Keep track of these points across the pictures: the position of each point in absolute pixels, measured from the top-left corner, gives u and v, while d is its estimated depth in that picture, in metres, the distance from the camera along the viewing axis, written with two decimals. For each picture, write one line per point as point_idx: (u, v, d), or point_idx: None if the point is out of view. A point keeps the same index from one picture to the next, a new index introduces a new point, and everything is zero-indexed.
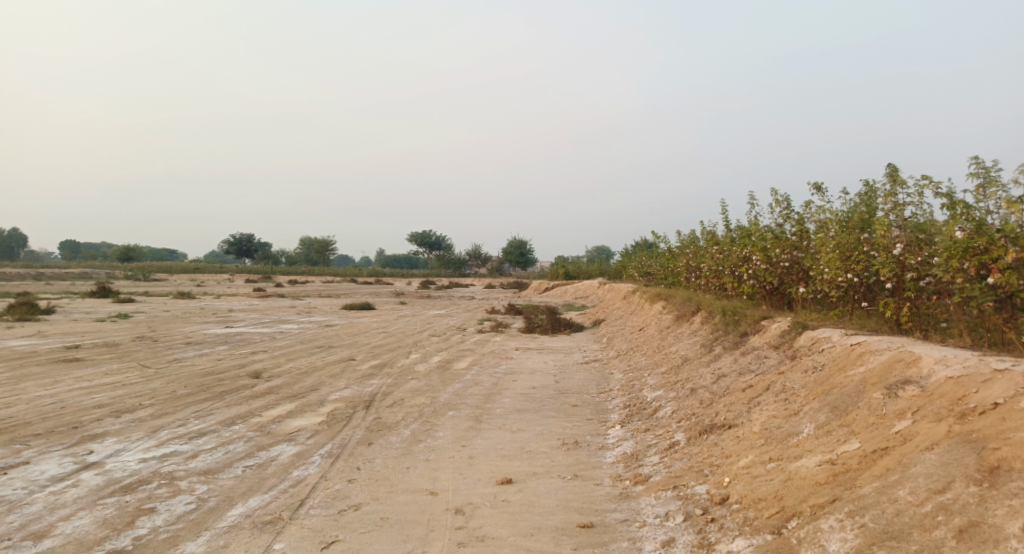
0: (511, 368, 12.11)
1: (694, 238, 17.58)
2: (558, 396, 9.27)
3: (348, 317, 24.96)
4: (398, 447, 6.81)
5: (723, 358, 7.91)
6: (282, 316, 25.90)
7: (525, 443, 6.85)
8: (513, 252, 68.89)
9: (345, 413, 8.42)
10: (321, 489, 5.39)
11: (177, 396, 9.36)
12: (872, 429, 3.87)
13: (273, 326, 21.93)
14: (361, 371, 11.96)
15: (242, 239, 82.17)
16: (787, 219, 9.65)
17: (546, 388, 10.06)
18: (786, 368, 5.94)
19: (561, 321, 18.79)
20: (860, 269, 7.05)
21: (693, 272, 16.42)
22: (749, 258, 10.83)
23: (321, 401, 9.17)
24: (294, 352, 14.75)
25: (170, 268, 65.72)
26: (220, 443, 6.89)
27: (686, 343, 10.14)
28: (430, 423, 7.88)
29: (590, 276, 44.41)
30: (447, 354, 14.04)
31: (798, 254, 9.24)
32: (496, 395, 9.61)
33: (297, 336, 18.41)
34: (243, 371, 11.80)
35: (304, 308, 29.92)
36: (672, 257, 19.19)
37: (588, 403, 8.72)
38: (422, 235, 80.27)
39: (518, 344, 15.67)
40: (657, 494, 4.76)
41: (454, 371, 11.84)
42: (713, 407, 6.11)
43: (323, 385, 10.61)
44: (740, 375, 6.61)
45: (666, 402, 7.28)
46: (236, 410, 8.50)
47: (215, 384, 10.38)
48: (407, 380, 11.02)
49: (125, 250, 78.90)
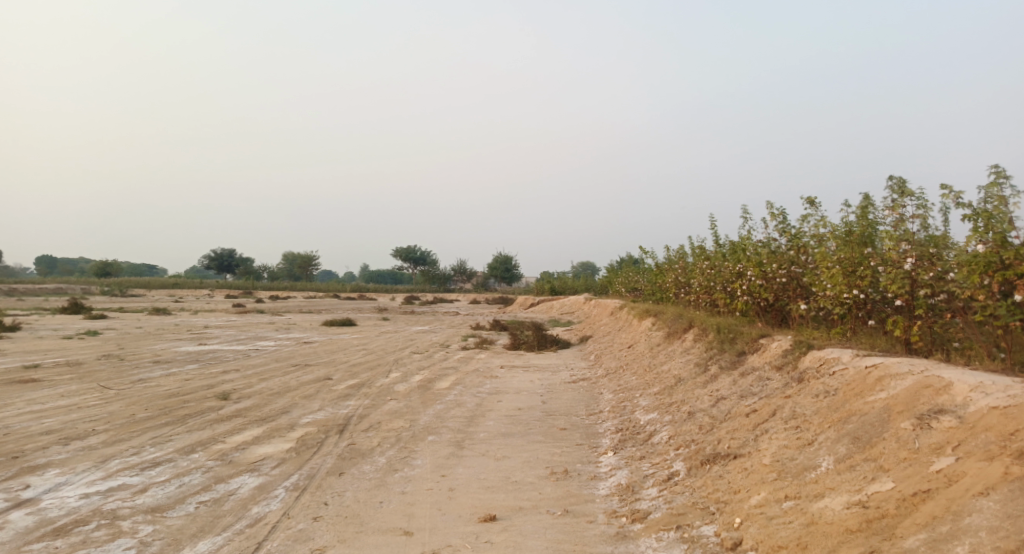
0: (495, 388, 11.55)
1: (683, 253, 17.23)
2: (545, 419, 8.75)
3: (328, 334, 24.26)
4: (372, 478, 6.25)
5: (720, 379, 7.45)
6: (259, 332, 25.12)
7: (510, 472, 6.31)
8: (499, 267, 68.61)
9: (317, 439, 7.83)
10: (281, 530, 4.83)
11: (136, 420, 8.71)
12: (906, 466, 3.41)
13: (249, 343, 21.22)
14: (337, 392, 11.35)
15: (222, 253, 80.91)
16: (783, 232, 9.28)
17: (533, 409, 9.54)
18: (793, 391, 5.48)
19: (547, 337, 18.28)
20: (865, 286, 6.67)
21: (682, 288, 16.04)
22: (743, 273, 10.44)
23: (291, 426, 8.56)
24: (267, 371, 14.09)
25: (149, 283, 64.59)
26: (175, 474, 6.28)
27: (679, 362, 9.67)
28: (408, 450, 7.32)
29: (576, 292, 44.11)
30: (429, 372, 13.45)
31: (796, 270, 8.87)
32: (479, 418, 9.06)
33: (273, 354, 17.71)
34: (211, 392, 11.14)
35: (284, 324, 29.15)
36: (660, 272, 18.81)
37: (577, 427, 8.20)
38: (410, 251, 79.63)
39: (502, 362, 15.12)
40: (658, 535, 4.24)
41: (436, 392, 11.26)
42: (714, 433, 5.63)
43: (295, 407, 9.99)
44: (742, 398, 6.14)
45: (661, 427, 6.79)
46: (197, 437, 7.87)
47: (178, 407, 9.72)
48: (386, 401, 10.43)
49: (102, 264, 77.38)
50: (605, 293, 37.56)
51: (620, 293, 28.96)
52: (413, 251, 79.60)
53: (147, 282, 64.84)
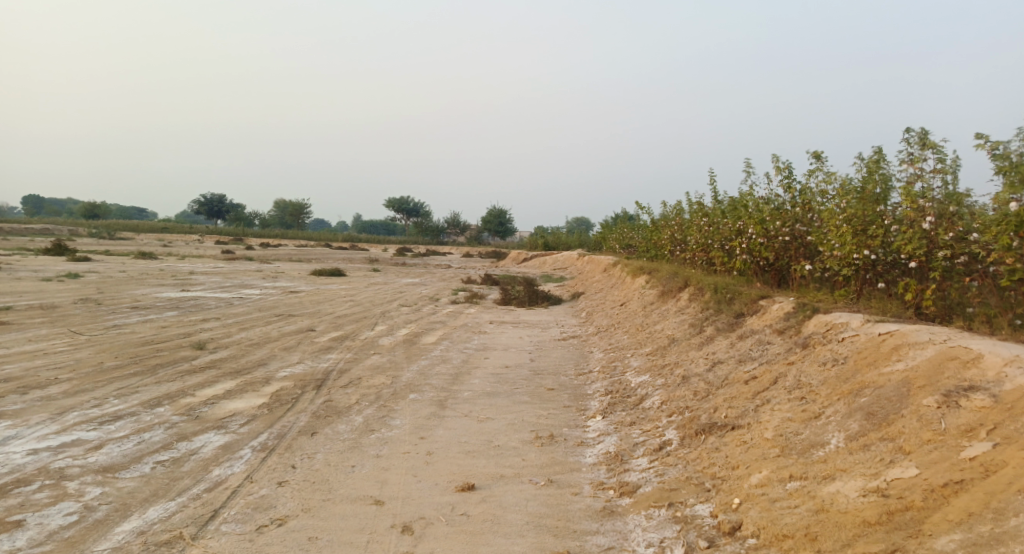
0: (482, 345, 11.19)
1: (680, 209, 16.75)
2: (533, 379, 8.41)
3: (316, 283, 23.83)
4: (345, 439, 5.89)
5: (716, 341, 7.08)
6: (245, 280, 24.64)
7: (493, 436, 5.96)
8: (492, 221, 67.95)
9: (292, 394, 7.46)
10: (242, 495, 4.47)
11: (103, 369, 8.29)
12: (931, 449, 3.04)
13: (233, 290, 20.76)
14: (319, 344, 10.96)
15: (211, 199, 79.63)
16: (789, 188, 8.82)
17: (520, 368, 9.19)
18: (797, 357, 5.10)
19: (538, 293, 17.90)
20: (876, 246, 6.25)
21: (677, 246, 15.62)
22: (743, 230, 10.01)
23: (266, 380, 8.18)
24: (248, 320, 13.68)
25: (136, 226, 63.70)
26: (135, 430, 5.88)
27: (674, 322, 9.29)
28: (387, 409, 6.96)
29: (569, 247, 43.68)
30: (416, 326, 13.07)
31: (800, 228, 8.45)
32: (464, 376, 8.70)
33: (256, 302, 17.27)
34: (186, 341, 10.74)
35: (271, 273, 28.68)
36: (655, 229, 18.34)
37: (565, 387, 7.86)
38: (402, 201, 78.51)
39: (492, 317, 14.76)
40: (648, 513, 3.89)
41: (421, 347, 10.89)
42: (710, 401, 5.26)
43: (273, 359, 9.61)
44: (740, 363, 5.76)
45: (653, 391, 6.43)
46: (165, 389, 7.48)
47: (150, 357, 9.32)
48: (368, 355, 10.06)
49: (89, 206, 76.19)
50: (599, 249, 37.11)
51: (615, 249, 28.53)
52: (406, 202, 78.53)
53: (135, 225, 63.87)
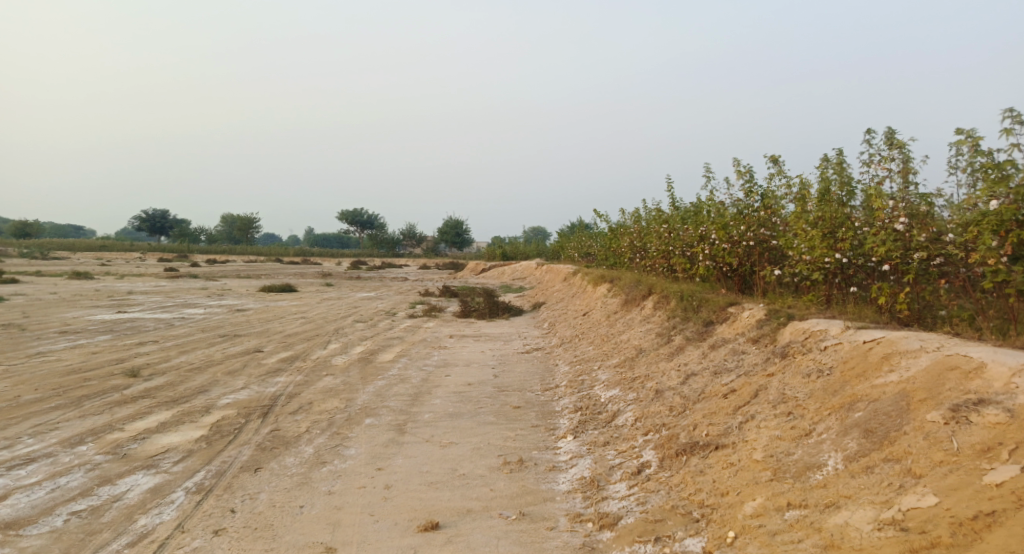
0: (442, 361, 10.70)
1: (639, 216, 16.60)
2: (497, 397, 7.98)
3: (266, 300, 22.90)
4: (293, 474, 5.34)
5: (687, 352, 6.79)
6: (189, 299, 23.51)
7: (457, 463, 5.51)
8: (448, 232, 67.33)
9: (234, 424, 6.85)
10: (169, 550, 3.91)
11: (20, 405, 7.53)
12: (946, 473, 2.75)
13: (176, 310, 19.72)
14: (267, 366, 10.30)
15: (155, 215, 76.69)
16: (752, 192, 8.66)
17: (483, 385, 8.74)
18: (777, 368, 4.79)
19: (498, 304, 17.48)
20: (846, 249, 6.06)
21: (638, 253, 15.45)
22: (706, 236, 9.81)
23: (207, 409, 7.53)
24: (190, 342, 12.87)
25: (73, 246, 60.84)
26: (50, 475, 5.22)
27: (641, 332, 9.00)
28: (341, 436, 6.42)
29: (527, 257, 43.43)
30: (372, 343, 12.50)
31: (764, 232, 8.28)
32: (424, 396, 8.21)
33: (200, 322, 16.37)
34: (119, 369, 9.95)
35: (218, 290, 27.53)
36: (614, 236, 18.16)
37: (532, 405, 7.45)
38: (355, 213, 77.12)
39: (451, 331, 14.27)
40: (633, 550, 3.50)
41: (377, 365, 10.34)
42: (689, 417, 4.93)
43: (216, 385, 8.94)
44: (717, 374, 5.45)
45: (626, 406, 6.08)
46: (89, 424, 6.78)
47: (76, 388, 8.55)
48: (321, 377, 9.47)
49: (22, 226, 72.43)
50: (557, 258, 36.94)
51: (573, 258, 28.35)
52: (360, 214, 77.21)
53: (73, 245, 60.87)
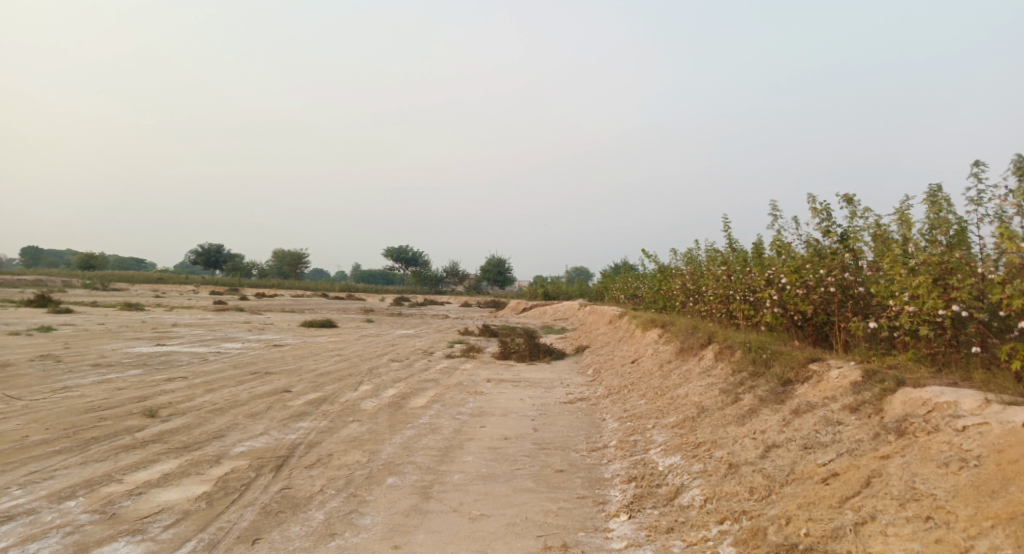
0: (478, 409, 9.82)
1: (693, 257, 15.62)
2: (537, 456, 7.07)
3: (304, 336, 22.52)
4: (295, 550, 4.53)
5: (761, 416, 5.80)
6: (229, 332, 23.30)
7: (487, 545, 4.60)
8: (490, 272, 66.76)
9: (242, 479, 6.11)
10: None
11: (22, 448, 6.99)
12: None
13: (213, 344, 19.41)
14: (292, 409, 9.61)
15: (209, 249, 78.70)
16: (832, 232, 7.68)
17: (521, 440, 7.84)
18: (893, 448, 3.79)
19: (540, 346, 16.56)
20: (965, 300, 5.08)
21: (691, 297, 14.46)
22: (774, 280, 8.82)
23: (217, 458, 6.83)
24: (219, 380, 12.34)
25: (130, 276, 63.00)
26: (21, 540, 4.57)
27: (701, 388, 7.99)
28: (357, 500, 5.60)
29: (569, 297, 42.50)
30: (405, 386, 11.75)
31: (849, 277, 7.29)
32: (455, 451, 7.34)
33: (234, 358, 15.93)
34: (138, 407, 9.40)
35: (259, 324, 27.44)
36: (665, 277, 17.17)
37: (577, 468, 6.51)
38: (401, 250, 77.52)
39: (489, 374, 13.43)
40: None
41: (408, 412, 9.53)
42: (778, 506, 3.94)
43: (234, 429, 8.28)
44: (807, 448, 4.45)
45: (691, 481, 5.10)
46: (87, 473, 6.14)
47: (88, 428, 8.00)
48: (346, 423, 8.70)
49: (86, 258, 75.29)
50: (602, 300, 35.84)
51: (619, 299, 27.28)
52: (405, 252, 77.65)
53: (131, 276, 62.67)
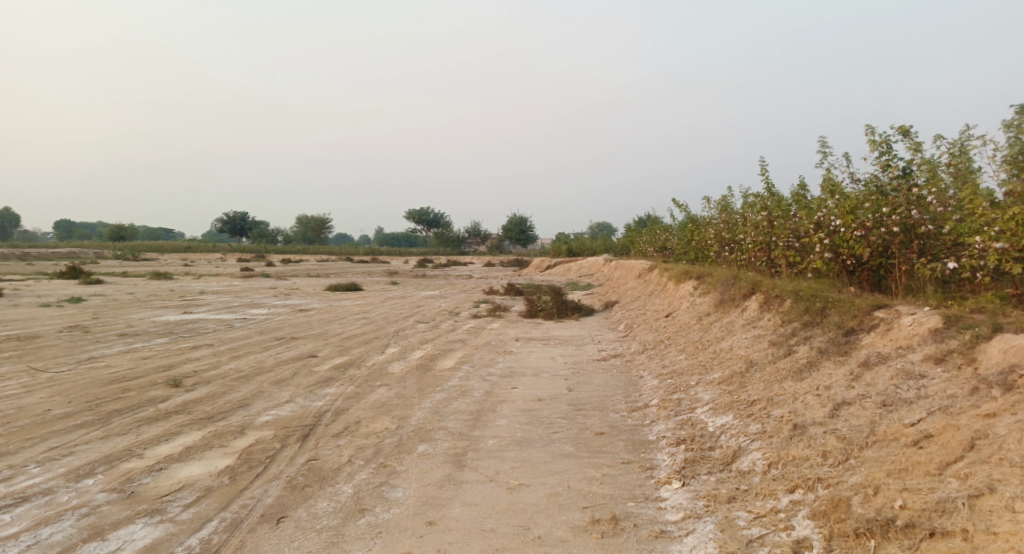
0: (508, 370, 9.44)
1: (727, 204, 14.94)
2: (574, 418, 6.66)
3: (330, 299, 22.34)
4: (322, 529, 4.19)
5: (822, 370, 5.28)
6: (255, 299, 23.22)
7: (529, 519, 4.21)
8: (512, 231, 66.34)
9: (268, 451, 5.82)
10: None
11: (42, 423, 6.78)
12: None
13: (239, 311, 19.30)
14: (317, 374, 9.32)
15: (234, 217, 79.12)
16: (896, 165, 7.07)
17: (556, 401, 7.44)
18: (1002, 407, 3.38)
19: (568, 303, 16.07)
20: None
21: (726, 246, 13.84)
22: (824, 222, 8.22)
23: (241, 429, 6.55)
24: (245, 347, 12.14)
25: (160, 247, 63.84)
26: (34, 524, 4.31)
27: (747, 341, 7.47)
28: (387, 471, 5.26)
29: (594, 253, 41.86)
30: (432, 347, 11.41)
31: (917, 215, 6.70)
32: (487, 415, 6.97)
33: (260, 324, 15.75)
34: (162, 377, 9.20)
35: (285, 289, 27.36)
36: (697, 228, 16.49)
37: (619, 431, 6.09)
38: (422, 211, 77.08)
39: (518, 333, 13.03)
40: None
41: (437, 374, 9.18)
42: (862, 474, 3.46)
43: (259, 397, 8.01)
44: (887, 407, 3.96)
45: (749, 445, 4.63)
46: (107, 448, 5.90)
47: (111, 400, 7.78)
48: (373, 388, 8.37)
49: (117, 230, 76.27)
50: (628, 254, 35.13)
51: (647, 253, 26.59)
52: (427, 213, 77.23)
53: (160, 247, 63.28)
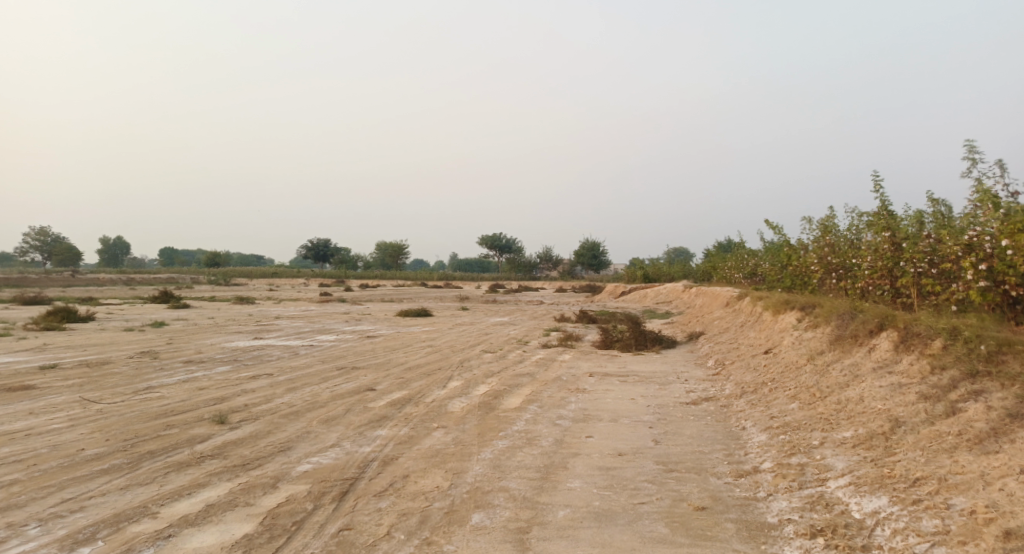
0: (583, 413, 8.21)
1: (831, 225, 13.31)
2: (666, 483, 5.39)
3: (398, 326, 21.69)
4: None
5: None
6: (326, 324, 22.97)
7: None
8: (586, 254, 65.14)
9: (297, 514, 4.89)
10: None
11: (66, 467, 6.13)
12: None
13: (307, 337, 18.95)
14: (371, 412, 8.40)
15: (317, 243, 81.79)
16: None
17: (642, 457, 6.18)
18: None
19: (647, 333, 14.67)
20: None
21: (833, 273, 12.23)
22: (978, 244, 6.76)
23: (275, 482, 5.65)
24: (303, 377, 11.45)
25: (247, 272, 66.36)
26: None
27: (884, 390, 6.00)
28: None
29: (672, 278, 39.99)
30: (499, 381, 10.34)
31: None
32: (557, 473, 5.80)
33: (324, 351, 15.15)
34: (210, 412, 8.53)
35: (357, 315, 27.09)
36: (795, 252, 14.85)
37: (725, 505, 4.78)
38: (496, 237, 77.02)
39: (593, 367, 11.78)
40: None
41: (501, 415, 8.09)
42: None
43: (303, 439, 7.16)
44: None
45: None
46: (120, 503, 5.12)
47: (148, 439, 7.11)
48: (429, 431, 7.36)
49: (208, 257, 79.91)
50: (709, 280, 33.14)
51: (732, 279, 24.72)
52: (500, 238, 77.16)
53: (248, 272, 65.53)
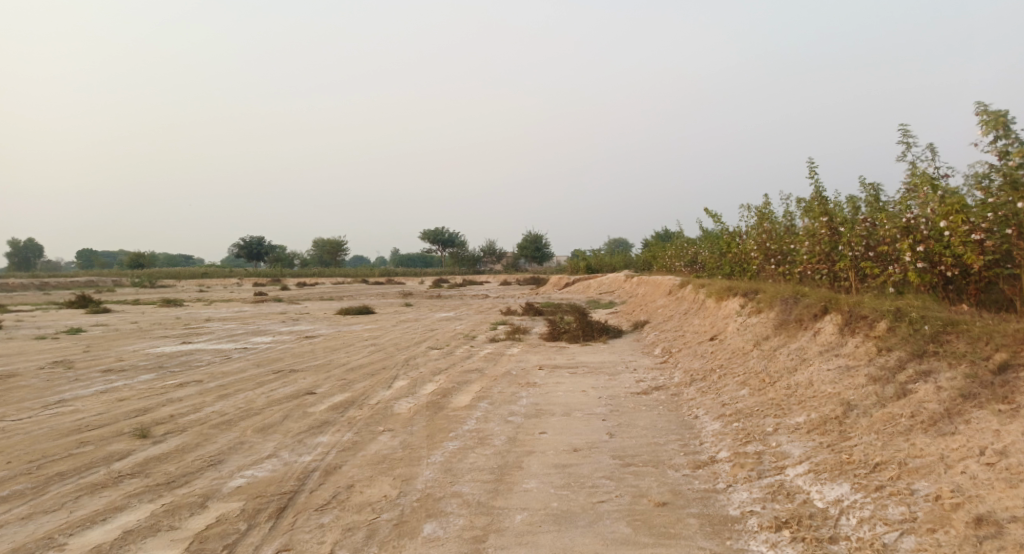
0: (534, 408, 7.98)
1: (769, 212, 13.52)
2: (624, 478, 5.22)
3: (339, 325, 20.97)
4: None
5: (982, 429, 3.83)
6: (262, 325, 22.00)
7: None
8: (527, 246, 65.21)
9: (228, 537, 4.46)
10: None
11: None
12: None
13: (241, 339, 18.05)
14: (310, 418, 7.93)
15: (251, 242, 78.94)
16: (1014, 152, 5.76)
17: (597, 452, 5.99)
18: None
19: (594, 324, 14.60)
20: None
21: (772, 258, 12.41)
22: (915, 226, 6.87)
23: (204, 500, 5.18)
24: (237, 383, 10.80)
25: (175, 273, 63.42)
26: None
27: (833, 373, 6.00)
28: None
29: (613, 268, 40.38)
30: (445, 379, 10.00)
31: None
32: (512, 474, 5.54)
33: (259, 354, 14.41)
34: (132, 426, 7.86)
35: (294, 314, 26.11)
36: (735, 239, 15.05)
37: (686, 500, 4.63)
38: (437, 231, 76.21)
39: (541, 360, 11.58)
40: None
41: (450, 415, 7.77)
42: None
43: (236, 451, 6.66)
44: None
45: None
46: (22, 537, 4.56)
47: (60, 459, 6.46)
48: (374, 436, 6.97)
49: (133, 258, 75.96)
50: (650, 269, 33.59)
51: (672, 268, 25.04)
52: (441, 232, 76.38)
53: (176, 273, 62.60)
